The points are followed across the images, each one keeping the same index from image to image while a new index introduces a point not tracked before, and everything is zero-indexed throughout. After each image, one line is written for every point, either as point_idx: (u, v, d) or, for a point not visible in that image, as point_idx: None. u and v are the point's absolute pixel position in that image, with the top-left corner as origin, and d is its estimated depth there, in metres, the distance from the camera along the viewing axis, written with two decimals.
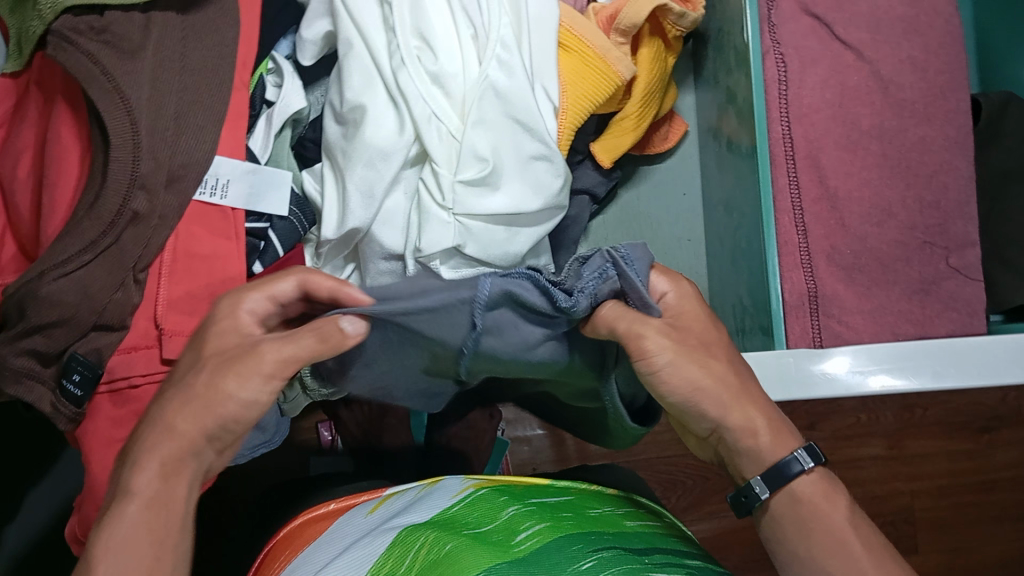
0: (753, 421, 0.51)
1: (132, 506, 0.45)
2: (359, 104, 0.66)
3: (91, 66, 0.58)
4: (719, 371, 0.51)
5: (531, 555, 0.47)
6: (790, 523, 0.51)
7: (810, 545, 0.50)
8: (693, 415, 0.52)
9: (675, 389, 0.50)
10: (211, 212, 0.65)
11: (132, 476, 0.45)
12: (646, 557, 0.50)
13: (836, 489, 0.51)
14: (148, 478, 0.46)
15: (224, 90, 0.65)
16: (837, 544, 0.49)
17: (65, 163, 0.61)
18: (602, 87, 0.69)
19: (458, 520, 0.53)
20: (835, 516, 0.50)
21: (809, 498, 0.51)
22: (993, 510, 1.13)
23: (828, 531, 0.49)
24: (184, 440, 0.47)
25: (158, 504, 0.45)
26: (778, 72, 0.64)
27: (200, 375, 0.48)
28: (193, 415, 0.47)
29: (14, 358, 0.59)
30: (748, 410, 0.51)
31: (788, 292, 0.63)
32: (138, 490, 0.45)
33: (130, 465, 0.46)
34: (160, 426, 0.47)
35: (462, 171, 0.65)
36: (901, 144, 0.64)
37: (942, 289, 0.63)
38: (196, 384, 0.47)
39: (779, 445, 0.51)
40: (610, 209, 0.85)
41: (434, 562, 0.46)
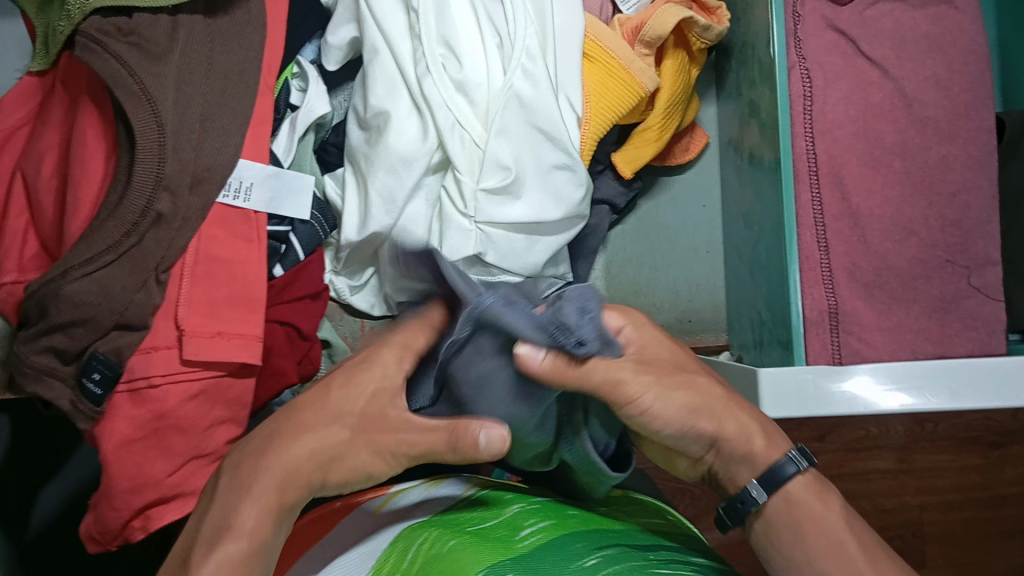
0: (747, 428, 0.52)
1: (233, 540, 0.43)
2: (383, 110, 0.66)
3: (119, 69, 0.58)
4: (705, 386, 0.52)
5: (535, 550, 0.48)
6: (784, 526, 0.51)
7: (806, 548, 0.51)
8: (689, 435, 0.50)
9: (670, 415, 0.49)
10: (235, 215, 0.66)
11: (241, 506, 0.44)
12: (652, 554, 0.49)
13: (828, 490, 0.53)
14: (255, 510, 0.44)
15: (247, 94, 0.65)
16: (830, 543, 0.50)
17: (89, 164, 0.62)
18: (627, 98, 0.69)
19: (460, 515, 0.54)
20: (829, 519, 0.51)
21: (803, 501, 0.52)
22: (1004, 527, 1.13)
23: (833, 542, 0.50)
24: (296, 484, 0.45)
25: (258, 537, 0.44)
26: (802, 87, 0.64)
27: (324, 417, 0.46)
28: (316, 458, 0.45)
29: (35, 356, 0.59)
30: (740, 418, 0.52)
31: (808, 309, 0.64)
32: (243, 524, 0.43)
33: (234, 498, 0.44)
34: (275, 460, 0.45)
35: (484, 179, 0.66)
36: (924, 162, 0.64)
37: (961, 308, 0.63)
38: (316, 430, 0.46)
39: (775, 449, 0.52)
40: (628, 219, 0.85)
41: (437, 556, 0.47)
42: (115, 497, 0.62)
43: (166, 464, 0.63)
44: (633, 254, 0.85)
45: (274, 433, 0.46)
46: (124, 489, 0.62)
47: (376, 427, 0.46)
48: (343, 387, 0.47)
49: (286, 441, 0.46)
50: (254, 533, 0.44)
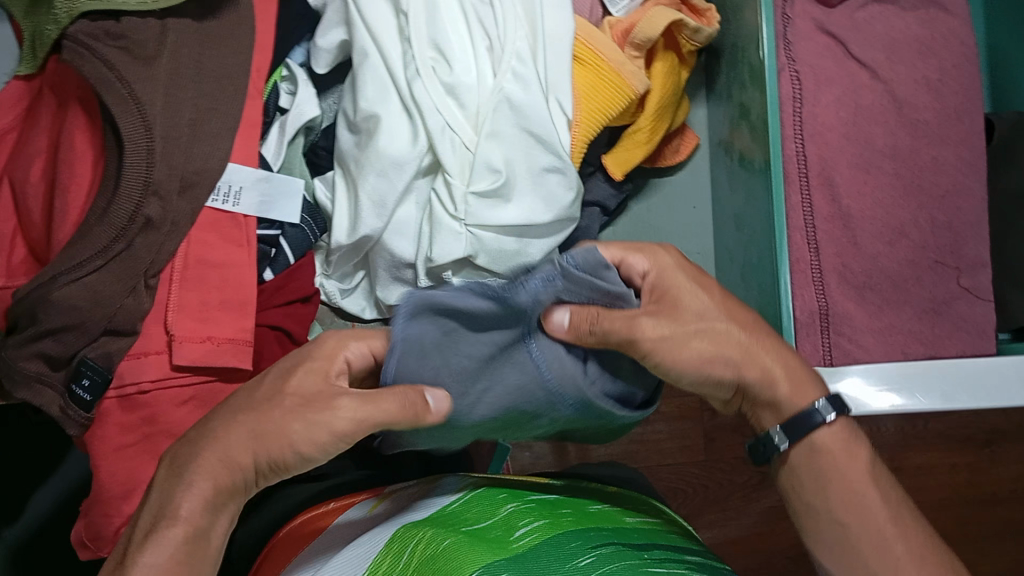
0: (770, 372, 0.53)
1: (174, 530, 0.44)
2: (373, 114, 0.66)
3: (107, 73, 0.58)
4: (731, 335, 0.52)
5: (529, 552, 0.47)
6: (808, 476, 0.53)
7: (826, 499, 0.52)
8: (711, 382, 0.53)
9: (687, 364, 0.50)
10: (222, 218, 0.65)
11: (182, 495, 0.45)
12: (647, 554, 0.49)
13: (856, 440, 0.53)
14: (195, 500, 0.45)
15: (237, 97, 0.65)
16: (852, 496, 0.51)
17: (77, 170, 0.61)
18: (617, 101, 0.69)
19: (455, 517, 0.53)
20: (851, 475, 0.52)
21: (828, 451, 0.52)
22: (995, 525, 1.13)
23: (855, 497, 0.51)
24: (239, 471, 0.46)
25: (197, 534, 0.45)
26: (793, 89, 0.64)
27: (260, 414, 0.47)
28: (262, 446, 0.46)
29: (25, 361, 0.59)
30: (762, 362, 0.53)
31: (799, 311, 0.62)
32: (187, 513, 0.45)
33: (174, 490, 0.46)
34: (218, 455, 0.46)
35: (475, 182, 0.66)
36: (914, 164, 0.64)
37: (952, 310, 0.63)
38: (255, 426, 0.46)
39: (799, 393, 0.53)
40: (620, 220, 0.85)
41: (433, 558, 0.46)
42: (108, 504, 0.62)
43: (158, 470, 0.63)
44: None
45: (216, 426, 0.48)
46: (117, 495, 0.62)
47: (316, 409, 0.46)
48: (284, 384, 0.48)
49: (221, 432, 0.47)
50: (194, 519, 0.45)
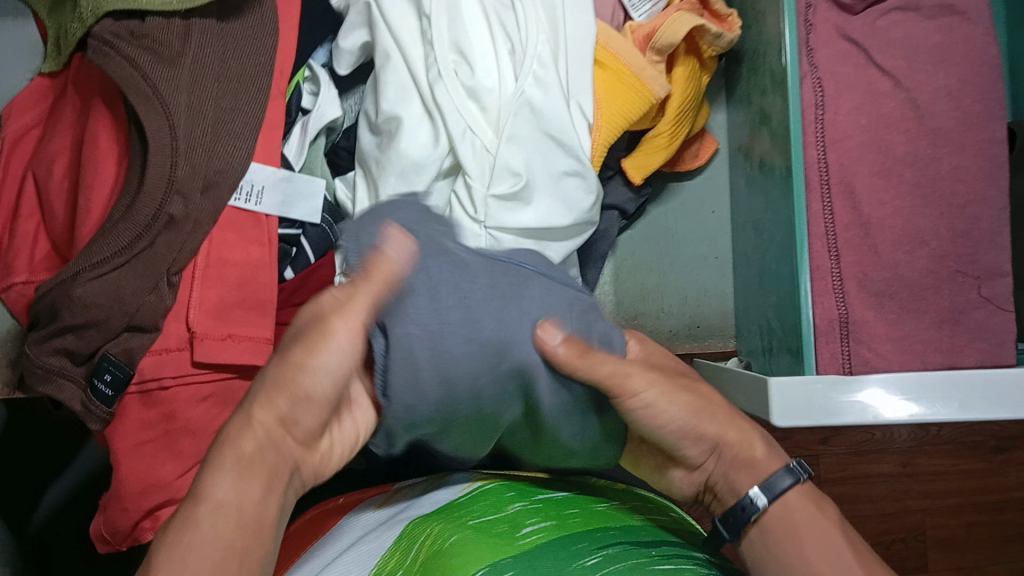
0: (748, 436, 0.53)
1: (201, 513, 0.40)
2: (394, 115, 0.66)
3: (133, 73, 0.58)
4: (707, 394, 0.53)
5: (535, 549, 0.48)
6: (782, 533, 0.50)
7: (803, 552, 0.49)
8: (689, 438, 0.52)
9: (676, 416, 0.50)
10: (245, 217, 0.66)
11: (206, 483, 0.41)
12: (653, 551, 0.49)
13: (826, 502, 0.53)
14: (225, 486, 0.41)
15: (261, 97, 0.65)
16: (828, 551, 0.49)
17: (101, 168, 0.62)
18: (637, 107, 0.69)
19: (463, 509, 0.54)
20: (829, 528, 0.51)
21: (802, 509, 0.51)
22: (1004, 529, 1.13)
23: (833, 549, 0.50)
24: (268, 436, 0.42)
25: (236, 514, 0.40)
26: (814, 96, 0.64)
27: (279, 366, 0.43)
28: (286, 394, 0.42)
29: (47, 357, 0.60)
30: (743, 429, 0.53)
31: (818, 318, 0.64)
32: (217, 496, 0.40)
33: (202, 476, 0.41)
34: (245, 428, 0.42)
35: (494, 185, 0.65)
36: (935, 172, 0.63)
37: (971, 319, 0.62)
38: (275, 380, 0.42)
39: (772, 463, 0.53)
40: (638, 223, 0.85)
41: (439, 552, 0.47)
42: (125, 498, 0.62)
43: (175, 466, 0.63)
44: (641, 258, 0.85)
45: (222, 431, 0.43)
46: (135, 491, 0.62)
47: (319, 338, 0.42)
48: (287, 340, 0.44)
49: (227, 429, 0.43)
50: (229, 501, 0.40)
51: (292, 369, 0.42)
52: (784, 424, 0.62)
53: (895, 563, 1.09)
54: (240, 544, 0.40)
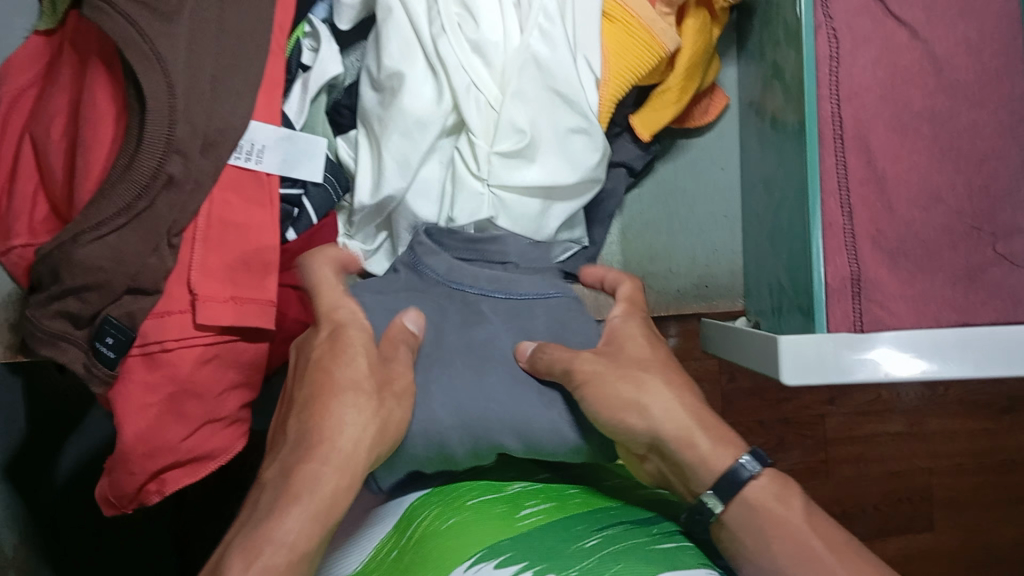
0: (689, 429, 0.49)
1: (282, 556, 0.39)
2: (397, 71, 0.64)
3: (127, 27, 0.56)
4: (655, 387, 0.50)
5: (534, 530, 0.47)
6: (747, 536, 0.47)
7: (772, 556, 0.46)
8: (623, 432, 0.50)
9: (601, 405, 0.50)
10: (245, 177, 0.65)
11: (289, 518, 0.40)
12: (655, 529, 0.49)
13: (793, 494, 0.48)
14: (301, 524, 0.40)
15: (260, 54, 0.63)
16: (796, 547, 0.46)
17: (98, 129, 0.60)
18: (645, 59, 0.67)
19: (462, 492, 0.55)
20: (793, 522, 0.47)
21: (764, 505, 0.47)
22: (1012, 491, 1.13)
23: (801, 544, 0.46)
24: (351, 475, 0.43)
25: (305, 557, 0.40)
26: (830, 48, 0.62)
27: (351, 401, 0.44)
28: (365, 430, 0.44)
29: (48, 320, 0.61)
30: (681, 418, 0.49)
31: (830, 276, 0.61)
32: (288, 537, 0.39)
33: (278, 513, 0.40)
34: (321, 462, 0.42)
35: (498, 143, 0.65)
36: (952, 128, 0.61)
37: (986, 278, 0.60)
38: (350, 416, 0.44)
39: (717, 456, 0.48)
40: (645, 182, 0.83)
41: (436, 536, 0.48)
42: (132, 462, 0.62)
43: (181, 429, 0.63)
44: (650, 218, 0.84)
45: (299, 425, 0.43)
46: (140, 454, 0.62)
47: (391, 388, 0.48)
48: (345, 361, 0.47)
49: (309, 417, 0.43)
50: (303, 543, 0.40)
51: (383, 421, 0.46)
52: (793, 382, 0.62)
53: (900, 521, 1.09)
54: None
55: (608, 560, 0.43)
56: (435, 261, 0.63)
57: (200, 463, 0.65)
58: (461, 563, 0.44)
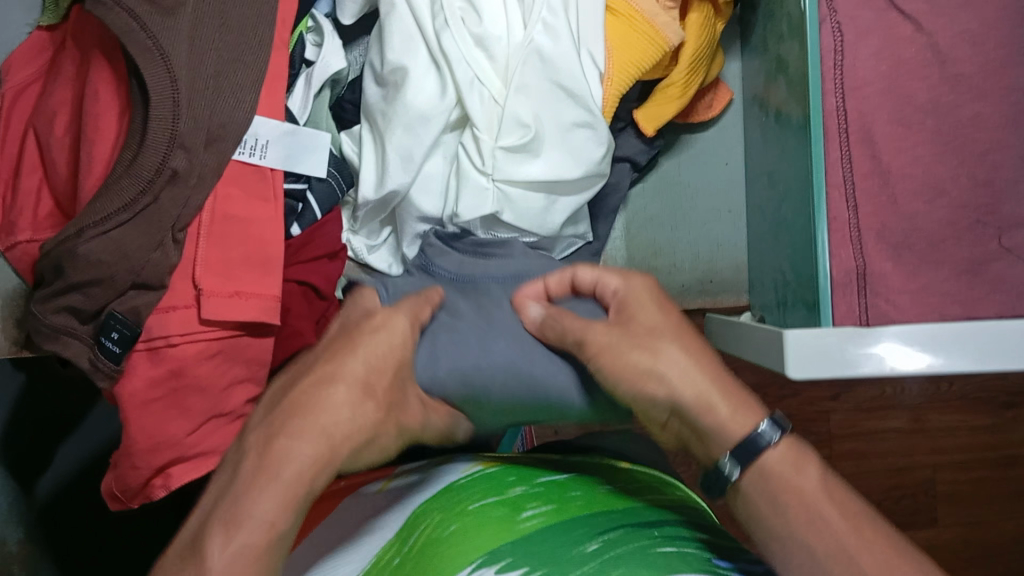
0: (708, 395, 0.49)
1: (251, 531, 0.40)
2: (400, 65, 0.64)
3: (130, 22, 0.56)
4: (672, 355, 0.49)
5: (535, 534, 0.47)
6: (762, 502, 0.48)
7: (785, 521, 0.47)
8: (644, 403, 0.50)
9: (623, 375, 0.49)
10: (249, 173, 0.65)
11: (261, 497, 0.41)
12: (657, 532, 0.48)
13: (809, 460, 0.48)
14: (274, 504, 0.41)
15: (263, 48, 0.64)
16: (808, 515, 0.46)
17: (102, 124, 0.60)
18: (649, 53, 0.67)
19: (463, 492, 0.53)
20: (807, 490, 0.47)
21: (779, 472, 0.48)
22: (1019, 487, 1.12)
23: (811, 512, 0.46)
24: (325, 466, 0.44)
25: (276, 538, 0.41)
26: (833, 41, 0.62)
27: (352, 395, 0.46)
28: (350, 427, 0.45)
29: (53, 316, 0.61)
30: (700, 383, 0.49)
31: (834, 269, 0.61)
32: (263, 514, 0.41)
33: (251, 489, 0.41)
34: (301, 441, 0.43)
35: (503, 137, 0.65)
36: (956, 120, 0.61)
37: (990, 271, 0.60)
38: (347, 409, 0.45)
39: (738, 422, 0.49)
40: (649, 176, 0.83)
41: (438, 542, 0.47)
42: (136, 456, 0.63)
43: (184, 424, 0.63)
44: (653, 213, 0.84)
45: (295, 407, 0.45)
46: (144, 448, 0.62)
47: (396, 407, 0.49)
48: (367, 356, 0.48)
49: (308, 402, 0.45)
50: (275, 523, 0.41)
51: (379, 430, 0.47)
52: (798, 376, 0.61)
53: (903, 516, 1.09)
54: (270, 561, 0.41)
55: (608, 565, 0.44)
56: (445, 257, 0.67)
57: (204, 458, 0.65)
58: (463, 569, 0.44)
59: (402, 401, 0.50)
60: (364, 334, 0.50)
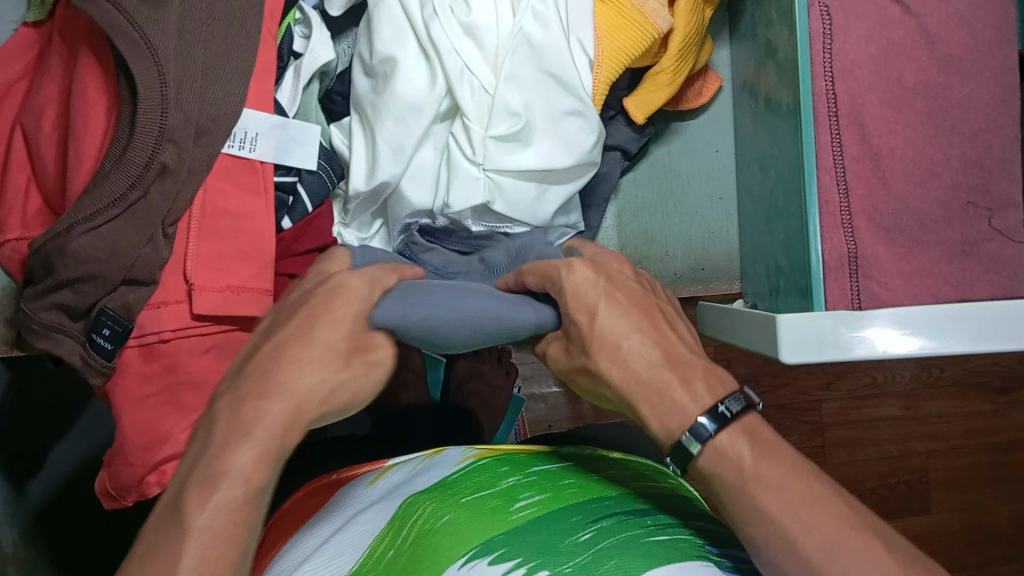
0: (647, 407, 0.43)
1: (223, 491, 0.36)
2: (389, 56, 0.64)
3: (116, 14, 0.56)
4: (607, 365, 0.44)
5: (528, 525, 0.46)
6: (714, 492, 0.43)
7: (733, 514, 0.42)
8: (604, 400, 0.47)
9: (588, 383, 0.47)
10: (239, 165, 0.65)
11: (232, 454, 0.37)
12: (649, 521, 0.47)
13: (750, 437, 0.42)
14: (248, 459, 0.37)
15: (250, 40, 0.63)
16: (751, 512, 0.41)
17: (91, 119, 0.60)
18: (639, 40, 0.67)
19: (456, 486, 0.52)
20: (746, 479, 0.41)
21: (720, 466, 0.42)
22: (1009, 471, 1.13)
23: (750, 503, 0.41)
24: (296, 424, 0.39)
25: (253, 497, 0.37)
26: (823, 25, 0.62)
27: (320, 353, 0.40)
28: (319, 385, 0.40)
29: (43, 313, 0.60)
30: (641, 397, 0.44)
31: (828, 254, 0.61)
32: (239, 472, 0.36)
33: (221, 445, 0.37)
34: (273, 400, 0.38)
35: (493, 126, 0.64)
36: (946, 101, 0.61)
37: (982, 252, 0.60)
38: (315, 363, 0.40)
39: (666, 426, 0.43)
40: (640, 164, 0.83)
41: (431, 532, 0.46)
42: (130, 452, 0.61)
43: (180, 420, 0.63)
44: (645, 202, 0.84)
45: (265, 361, 0.40)
46: (139, 445, 0.61)
47: (367, 351, 0.42)
48: (328, 315, 0.41)
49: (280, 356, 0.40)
50: (253, 479, 0.37)
51: (353, 381, 0.41)
52: (792, 361, 0.61)
53: (897, 504, 1.09)
54: (246, 523, 0.37)
55: (602, 555, 0.42)
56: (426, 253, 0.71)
57: None
58: (456, 561, 0.43)
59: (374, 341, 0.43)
60: (321, 294, 0.43)
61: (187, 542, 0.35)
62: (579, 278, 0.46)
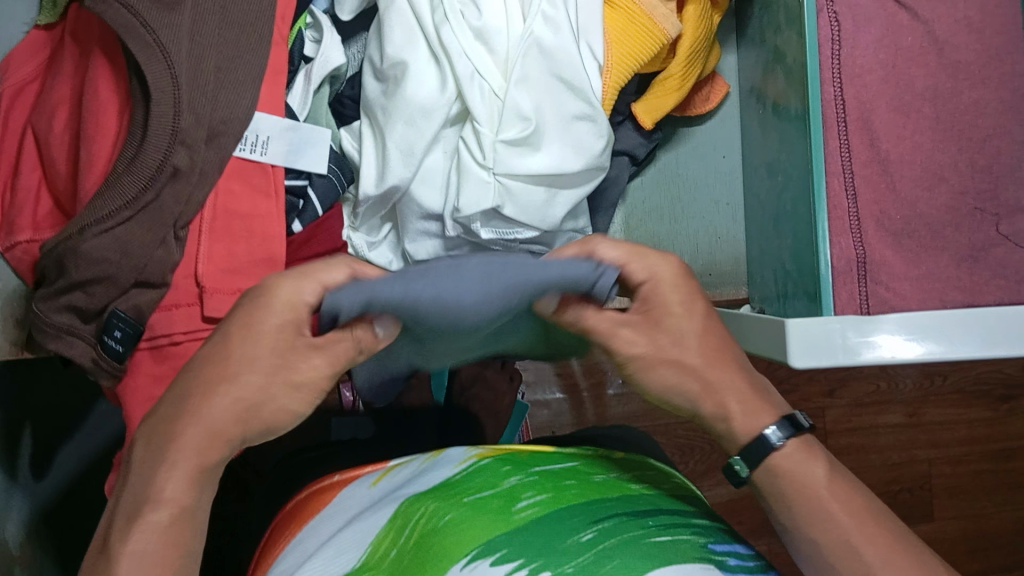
0: (724, 407, 0.47)
1: (153, 514, 0.40)
2: (400, 60, 0.64)
3: (130, 18, 0.56)
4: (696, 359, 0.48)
5: (530, 524, 0.46)
6: (775, 496, 0.46)
7: (794, 521, 0.46)
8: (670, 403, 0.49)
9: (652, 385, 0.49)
10: (251, 167, 0.65)
11: (161, 478, 0.41)
12: (651, 521, 0.47)
13: (816, 455, 0.46)
14: (177, 480, 0.41)
15: (263, 44, 0.64)
16: (817, 520, 0.44)
17: (103, 120, 0.60)
18: (649, 44, 0.68)
19: (458, 486, 0.52)
20: (816, 489, 0.45)
21: (789, 473, 0.46)
22: (1012, 479, 1.13)
23: (817, 511, 0.44)
24: (217, 442, 0.43)
25: (180, 516, 0.41)
26: (830, 31, 0.62)
27: (238, 376, 0.43)
28: (232, 414, 0.43)
29: (54, 313, 0.60)
30: (719, 397, 0.47)
31: (836, 258, 0.62)
32: (163, 495, 0.41)
33: (149, 469, 0.41)
34: (190, 425, 0.42)
35: (503, 130, 0.65)
36: (955, 107, 0.61)
37: (990, 257, 0.60)
38: (234, 383, 0.43)
39: (748, 426, 0.47)
40: (648, 170, 0.84)
41: (434, 532, 0.46)
42: None
43: None
44: (653, 206, 0.85)
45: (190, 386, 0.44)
46: None
47: (290, 368, 0.44)
48: (256, 326, 0.44)
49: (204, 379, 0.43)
50: (181, 498, 0.41)
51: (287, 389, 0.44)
52: (801, 365, 0.60)
53: (900, 511, 1.09)
54: (186, 531, 0.41)
55: (603, 555, 0.42)
56: None
57: None
58: (457, 563, 0.43)
59: (310, 353, 0.44)
60: (251, 311, 0.44)
61: (118, 564, 0.39)
62: (664, 273, 0.48)
